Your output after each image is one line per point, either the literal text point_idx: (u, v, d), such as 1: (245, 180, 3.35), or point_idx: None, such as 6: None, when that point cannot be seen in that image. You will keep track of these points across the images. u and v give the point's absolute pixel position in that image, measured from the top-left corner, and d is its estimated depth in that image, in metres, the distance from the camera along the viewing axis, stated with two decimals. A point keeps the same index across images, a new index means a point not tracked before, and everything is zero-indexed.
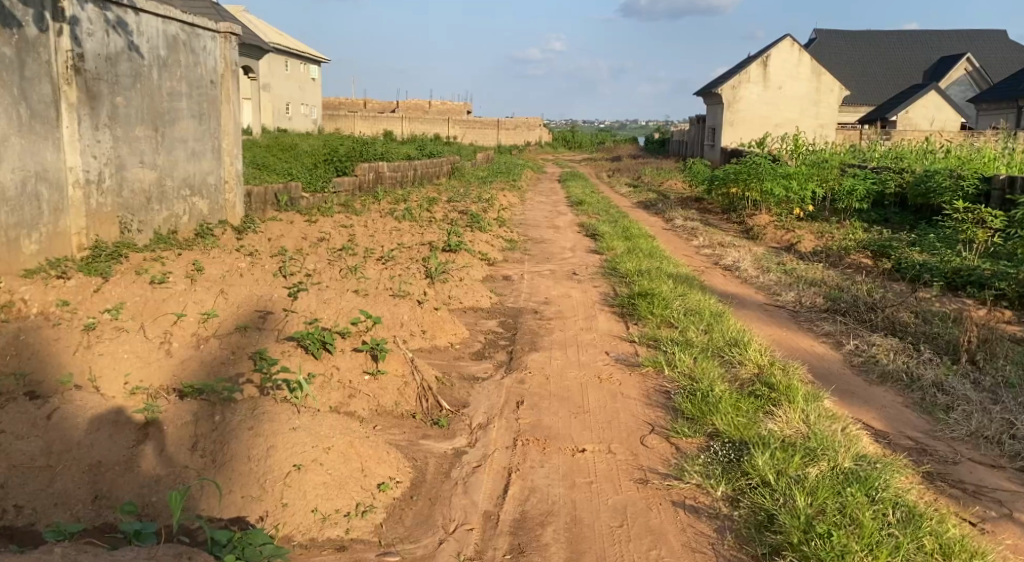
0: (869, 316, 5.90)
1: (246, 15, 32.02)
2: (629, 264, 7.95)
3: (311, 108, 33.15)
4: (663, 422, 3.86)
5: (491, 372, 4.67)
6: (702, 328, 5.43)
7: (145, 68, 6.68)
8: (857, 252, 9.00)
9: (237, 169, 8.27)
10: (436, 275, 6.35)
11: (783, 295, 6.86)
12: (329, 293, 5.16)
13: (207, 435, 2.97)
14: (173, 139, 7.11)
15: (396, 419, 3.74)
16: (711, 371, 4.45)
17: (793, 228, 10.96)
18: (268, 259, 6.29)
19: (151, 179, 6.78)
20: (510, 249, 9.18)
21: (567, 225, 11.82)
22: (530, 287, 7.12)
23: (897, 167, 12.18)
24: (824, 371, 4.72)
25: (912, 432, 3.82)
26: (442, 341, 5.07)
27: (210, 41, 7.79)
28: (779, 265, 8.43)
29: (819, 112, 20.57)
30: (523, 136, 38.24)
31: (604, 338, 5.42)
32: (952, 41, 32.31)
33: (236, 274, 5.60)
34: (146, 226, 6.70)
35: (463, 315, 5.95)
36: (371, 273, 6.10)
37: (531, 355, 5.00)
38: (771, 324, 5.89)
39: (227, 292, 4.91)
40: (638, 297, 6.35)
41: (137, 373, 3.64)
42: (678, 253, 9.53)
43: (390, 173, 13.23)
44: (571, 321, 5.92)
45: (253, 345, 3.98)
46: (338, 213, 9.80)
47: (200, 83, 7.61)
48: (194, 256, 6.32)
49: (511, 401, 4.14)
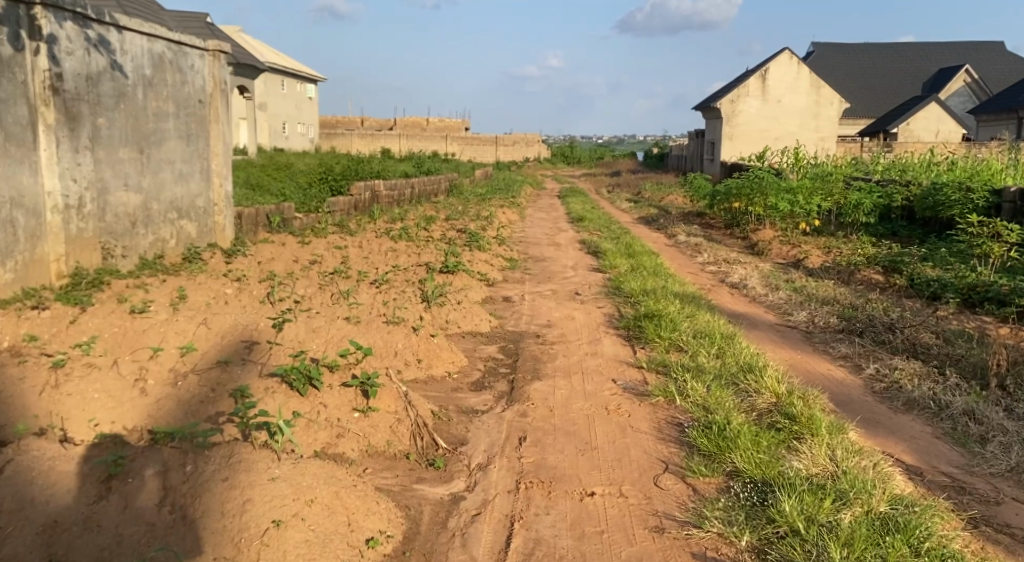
0: (888, 337, 5.63)
1: (243, 36, 31.99)
2: (633, 282, 7.68)
3: (308, 127, 33.05)
4: (678, 460, 3.57)
5: (492, 404, 4.39)
6: (714, 352, 5.15)
7: (129, 88, 6.45)
8: (866, 267, 8.75)
9: (227, 190, 8.03)
10: (433, 298, 6.07)
11: (794, 315, 6.60)
12: (318, 321, 4.88)
13: (177, 487, 2.67)
14: (159, 161, 6.87)
15: (388, 461, 3.45)
16: (726, 402, 4.16)
17: (799, 244, 10.71)
18: (256, 284, 6.03)
19: (136, 203, 6.53)
20: (510, 268, 8.92)
21: (567, 242, 11.57)
22: (531, 308, 6.85)
23: (903, 179, 11.96)
24: (845, 399, 4.44)
25: (947, 467, 3.53)
26: (438, 371, 4.78)
27: (198, 60, 7.56)
28: (788, 282, 8.16)
29: (819, 125, 20.38)
30: (521, 152, 38.16)
31: (610, 364, 5.13)
32: (949, 53, 32.22)
33: (221, 302, 5.33)
34: (130, 251, 6.44)
35: (461, 340, 5.67)
36: (365, 298, 5.82)
37: (533, 384, 4.72)
38: (784, 346, 5.62)
39: (210, 322, 4.64)
40: (644, 319, 6.06)
41: (108, 414, 3.35)
42: (683, 270, 9.28)
43: (387, 191, 13.00)
44: (574, 346, 5.63)
45: (234, 380, 3.69)
46: (332, 234, 9.54)
47: (187, 103, 7.39)
48: (180, 282, 6.05)
49: (512, 438, 3.85)
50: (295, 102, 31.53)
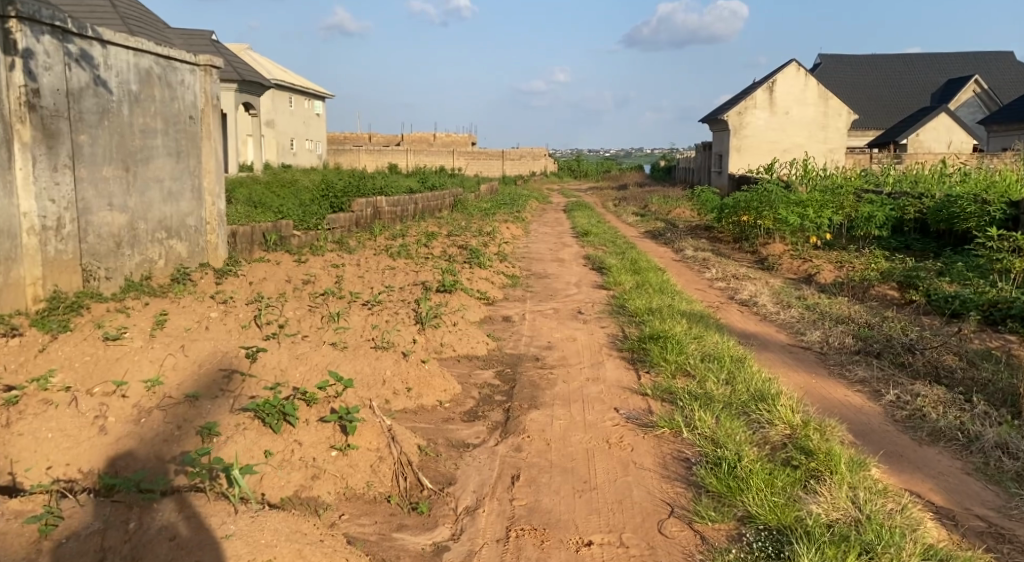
0: (908, 359, 5.31)
1: (250, 53, 32.03)
2: (638, 300, 7.39)
3: (316, 143, 32.98)
4: (684, 502, 3.27)
5: (484, 437, 4.09)
6: (723, 378, 4.84)
7: (114, 104, 6.23)
8: (880, 282, 8.43)
9: (219, 208, 7.81)
10: (427, 320, 5.78)
11: (807, 335, 6.28)
12: (302, 347, 4.61)
13: (117, 548, 2.40)
14: (146, 179, 6.64)
15: (366, 505, 3.17)
16: (737, 434, 3.85)
17: (811, 258, 10.40)
18: (243, 306, 5.77)
19: (121, 222, 6.30)
20: (511, 286, 8.65)
21: (572, 258, 11.30)
22: (531, 329, 6.55)
23: (916, 191, 11.64)
24: (865, 428, 4.13)
25: (981, 510, 3.23)
26: (429, 400, 4.49)
27: (188, 75, 7.36)
28: (799, 299, 7.85)
29: (827, 136, 20.08)
30: (528, 166, 37.97)
31: (613, 391, 4.83)
32: (958, 63, 31.89)
33: (203, 327, 5.08)
34: (115, 273, 6.21)
35: (456, 365, 5.39)
36: (356, 321, 5.55)
37: (530, 414, 4.42)
38: (798, 370, 5.30)
39: (187, 350, 4.38)
40: (650, 340, 5.76)
41: (61, 456, 3.09)
42: (691, 287, 8.99)
43: (388, 207, 12.77)
44: (575, 370, 5.33)
45: (202, 415, 3.43)
46: (330, 252, 9.29)
47: (177, 119, 7.17)
48: (164, 305, 5.81)
49: (505, 476, 3.56)
50: (302, 118, 31.50)
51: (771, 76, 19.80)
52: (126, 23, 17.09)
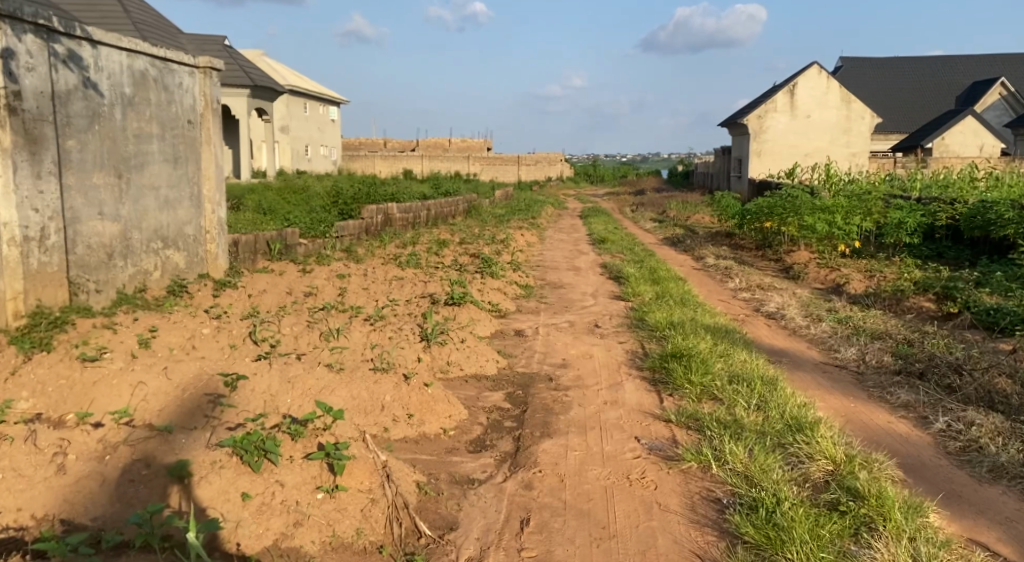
0: (957, 382, 4.84)
1: (265, 59, 31.93)
2: (659, 313, 6.97)
3: (331, 149, 32.82)
4: (717, 555, 2.88)
5: (492, 471, 3.71)
6: (754, 404, 4.41)
7: (106, 107, 5.92)
8: (915, 293, 7.96)
9: (220, 216, 7.48)
10: (433, 336, 5.41)
11: (842, 352, 5.84)
12: (294, 370, 4.25)
13: None
14: (140, 187, 6.33)
15: (355, 557, 2.80)
16: (773, 471, 3.45)
17: (838, 267, 9.94)
18: (238, 321, 5.43)
19: (113, 232, 5.99)
20: (524, 297, 8.28)
21: (588, 266, 10.91)
22: (545, 345, 6.17)
23: (944, 198, 11.12)
24: (915, 462, 3.70)
25: None
26: (432, 428, 4.11)
27: (187, 78, 7.05)
28: (829, 311, 7.40)
29: (851, 140, 19.53)
30: (544, 171, 37.65)
31: (633, 417, 4.43)
32: (983, 65, 31.14)
33: (194, 346, 4.74)
34: (106, 286, 5.89)
35: (463, 386, 5.01)
36: (357, 339, 5.19)
37: (542, 443, 4.03)
38: (834, 394, 4.86)
39: (171, 373, 4.04)
40: (672, 358, 5.33)
41: (11, 502, 2.75)
42: (713, 298, 8.57)
43: (399, 214, 12.45)
44: (591, 393, 4.92)
45: (173, 451, 3.06)
46: (337, 261, 8.95)
47: (175, 123, 6.86)
48: (154, 321, 5.47)
49: (513, 520, 3.17)
50: (318, 124, 31.34)
51: (792, 80, 19.31)
52: (140, 29, 16.91)
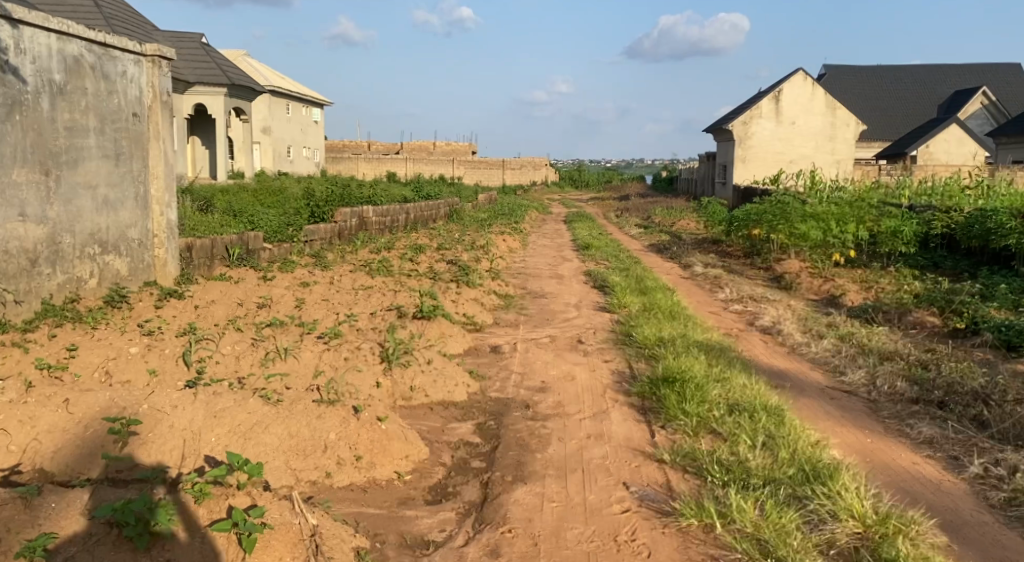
0: (987, 415, 4.26)
1: (246, 59, 31.10)
2: (647, 327, 6.39)
3: (314, 151, 32.10)
4: None
5: (451, 527, 3.09)
6: (761, 441, 3.80)
7: (29, 95, 5.23)
8: (917, 306, 7.44)
9: (170, 219, 6.74)
10: (395, 357, 4.76)
11: (849, 376, 5.26)
12: (222, 401, 3.57)
13: None
14: (73, 185, 5.64)
15: None
16: (794, 536, 2.85)
17: (832, 277, 9.44)
18: (174, 337, 4.75)
19: (37, 235, 5.29)
20: (502, 308, 7.69)
21: (571, 274, 10.33)
22: (523, 363, 5.56)
23: (943, 205, 10.63)
24: (958, 520, 3.12)
25: None
26: (383, 472, 3.48)
27: (131, 65, 6.34)
28: (829, 326, 6.85)
29: (835, 147, 19.05)
30: (528, 176, 37.17)
31: (620, 455, 3.81)
32: (967, 73, 30.99)
33: (114, 369, 4.05)
34: (27, 296, 5.21)
35: (426, 416, 4.37)
36: (307, 362, 4.54)
37: (514, 490, 3.41)
38: (847, 426, 4.27)
39: (72, 405, 3.36)
40: (663, 384, 4.72)
41: None
42: (704, 310, 8.01)
43: (375, 217, 11.79)
44: (573, 424, 4.30)
45: (37, 522, 2.40)
46: (301, 267, 8.29)
47: (117, 115, 6.15)
48: (75, 338, 4.78)
49: None
50: (300, 125, 30.62)
51: (776, 85, 18.87)
52: (110, 24, 16.10)
